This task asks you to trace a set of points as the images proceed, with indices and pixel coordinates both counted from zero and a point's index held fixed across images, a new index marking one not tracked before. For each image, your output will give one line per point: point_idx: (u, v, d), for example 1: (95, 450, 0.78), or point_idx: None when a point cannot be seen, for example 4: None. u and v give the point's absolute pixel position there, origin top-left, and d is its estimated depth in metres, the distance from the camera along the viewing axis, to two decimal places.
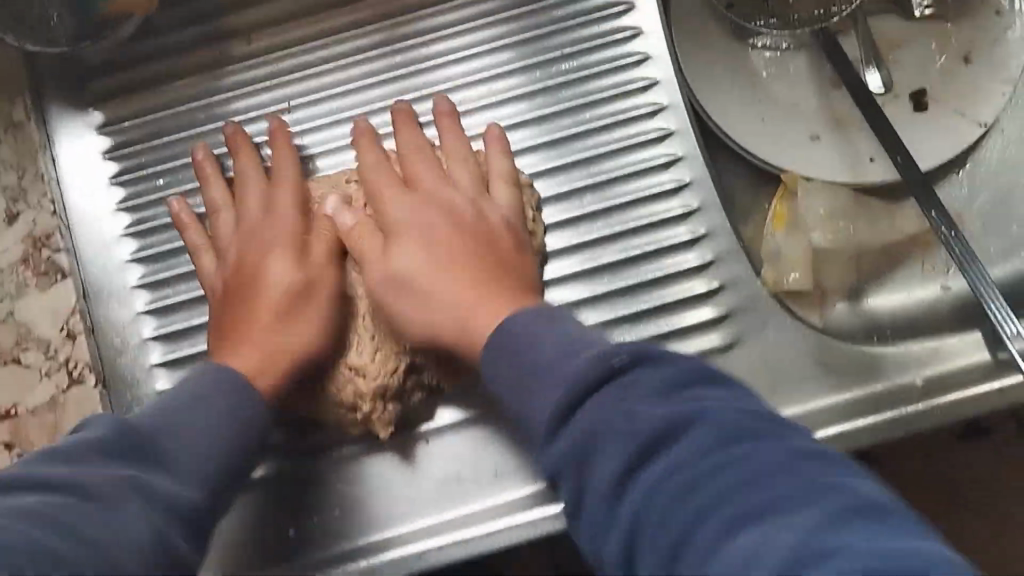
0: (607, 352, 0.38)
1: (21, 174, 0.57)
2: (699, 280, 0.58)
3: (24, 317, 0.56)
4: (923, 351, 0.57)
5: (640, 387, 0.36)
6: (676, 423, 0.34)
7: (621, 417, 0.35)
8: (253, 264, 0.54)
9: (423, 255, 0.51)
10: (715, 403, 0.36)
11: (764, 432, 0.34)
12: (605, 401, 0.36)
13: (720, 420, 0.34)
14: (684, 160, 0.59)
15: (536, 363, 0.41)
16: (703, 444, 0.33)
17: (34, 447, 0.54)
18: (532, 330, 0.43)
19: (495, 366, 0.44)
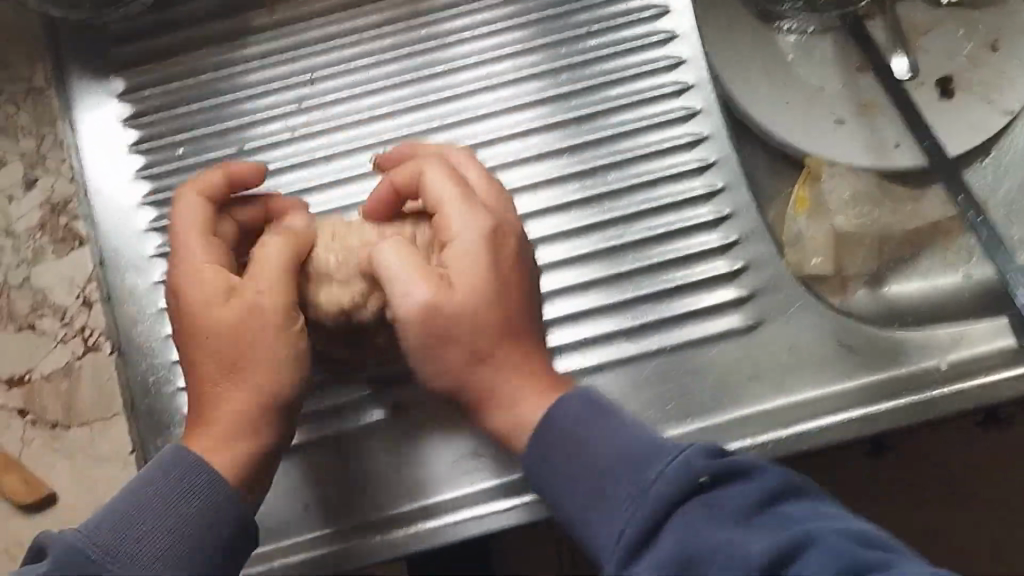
0: (691, 464, 0.40)
1: (39, 141, 0.57)
2: (723, 260, 0.57)
3: (40, 283, 0.56)
4: (948, 336, 0.55)
5: (724, 510, 0.39)
6: (796, 540, 0.37)
7: (724, 545, 0.38)
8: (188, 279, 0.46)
9: (464, 297, 0.46)
10: (804, 524, 0.38)
11: (875, 557, 0.37)
12: (691, 516, 0.39)
13: (838, 548, 0.37)
14: (709, 140, 0.59)
15: (599, 469, 0.43)
16: (829, 565, 0.36)
17: (48, 413, 0.54)
18: (584, 433, 0.45)
19: (543, 468, 0.46)
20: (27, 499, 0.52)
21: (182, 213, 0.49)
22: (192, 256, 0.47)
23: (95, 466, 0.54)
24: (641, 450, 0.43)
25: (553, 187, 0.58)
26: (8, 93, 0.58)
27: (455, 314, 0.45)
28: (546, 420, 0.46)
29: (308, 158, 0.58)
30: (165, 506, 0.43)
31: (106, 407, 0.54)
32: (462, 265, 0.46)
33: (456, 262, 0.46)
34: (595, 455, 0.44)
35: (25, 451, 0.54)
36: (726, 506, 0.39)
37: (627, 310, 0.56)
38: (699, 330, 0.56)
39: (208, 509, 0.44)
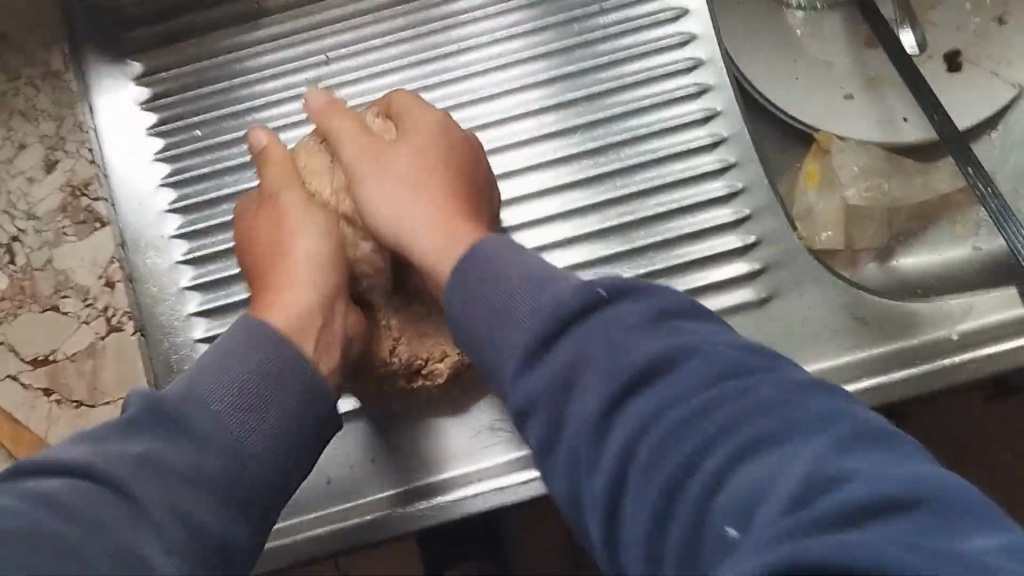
0: (590, 283, 0.38)
1: (59, 123, 0.58)
2: (736, 234, 0.58)
3: (63, 265, 0.56)
4: (958, 306, 0.56)
5: (643, 328, 0.37)
6: (671, 350, 0.35)
7: (614, 351, 0.36)
8: (263, 239, 0.52)
9: (409, 179, 0.50)
10: (692, 335, 0.36)
11: (755, 363, 0.35)
12: (588, 335, 0.37)
13: (715, 357, 0.35)
14: (722, 115, 0.60)
15: (514, 296, 0.40)
16: (700, 375, 0.34)
17: (74, 393, 0.55)
18: (496, 266, 0.42)
19: (462, 305, 0.43)
20: None
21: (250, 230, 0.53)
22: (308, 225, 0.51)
23: None
24: (548, 281, 0.40)
25: (566, 164, 0.59)
26: (27, 77, 0.58)
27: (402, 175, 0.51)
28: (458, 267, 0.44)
29: None
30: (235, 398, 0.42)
31: (130, 385, 0.55)
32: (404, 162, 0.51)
33: (373, 184, 0.50)
34: (511, 282, 0.41)
35: (53, 430, 0.54)
36: (682, 330, 0.37)
37: (642, 284, 0.57)
38: (712, 304, 0.57)
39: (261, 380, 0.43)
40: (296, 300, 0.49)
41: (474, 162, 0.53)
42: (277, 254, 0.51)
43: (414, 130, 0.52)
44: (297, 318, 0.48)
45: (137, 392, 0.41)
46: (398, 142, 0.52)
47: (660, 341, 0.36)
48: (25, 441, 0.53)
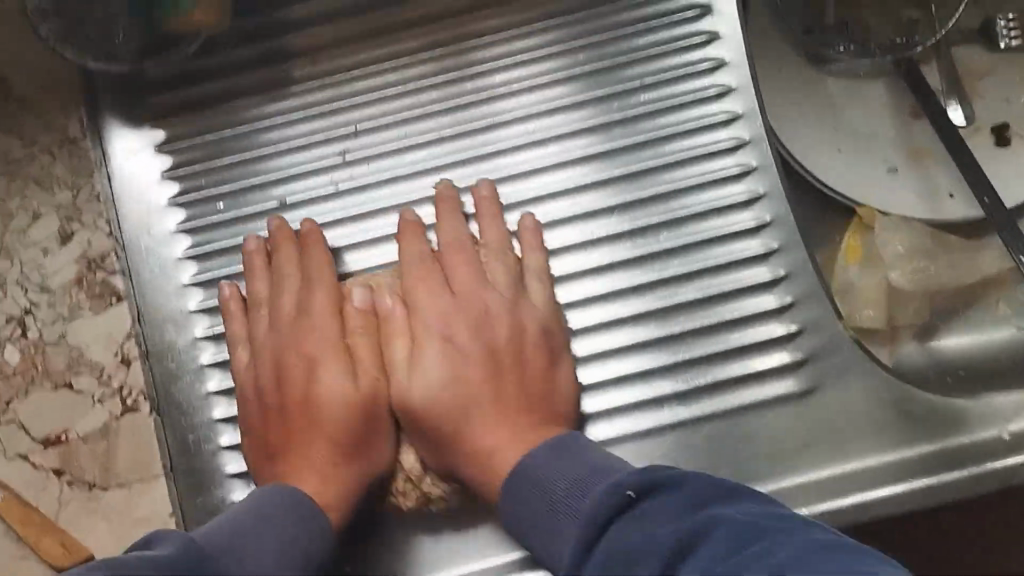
0: (622, 482, 0.40)
1: (76, 192, 0.56)
2: (778, 323, 0.55)
3: (77, 340, 0.54)
4: (1009, 404, 0.53)
5: (750, 507, 0.36)
6: (695, 529, 0.35)
7: (642, 543, 0.36)
8: (298, 377, 0.52)
9: (455, 370, 0.52)
10: (719, 513, 0.36)
11: (780, 527, 0.34)
12: (624, 526, 0.38)
13: (759, 525, 0.34)
14: (766, 198, 0.57)
15: (554, 499, 0.46)
16: (720, 546, 0.33)
17: (86, 475, 0.53)
18: (546, 470, 0.47)
19: (519, 499, 0.48)
20: (63, 564, 0.50)
21: (263, 289, 0.55)
22: (326, 377, 0.52)
23: (136, 529, 0.52)
24: (593, 472, 0.45)
25: (602, 244, 0.56)
26: (41, 144, 0.56)
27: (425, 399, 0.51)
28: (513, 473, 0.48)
29: (352, 212, 0.57)
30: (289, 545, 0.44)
31: (145, 469, 0.53)
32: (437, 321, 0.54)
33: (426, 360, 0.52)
34: (552, 489, 0.46)
35: (63, 513, 0.52)
36: (717, 513, 0.36)
37: (679, 372, 0.55)
38: (753, 394, 0.54)
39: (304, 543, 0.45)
40: (316, 463, 0.50)
41: (519, 307, 0.54)
42: (296, 351, 0.53)
43: (464, 282, 0.55)
44: (341, 461, 0.50)
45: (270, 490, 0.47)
46: (465, 290, 0.54)
47: (682, 526, 0.36)
48: (35, 524, 0.51)
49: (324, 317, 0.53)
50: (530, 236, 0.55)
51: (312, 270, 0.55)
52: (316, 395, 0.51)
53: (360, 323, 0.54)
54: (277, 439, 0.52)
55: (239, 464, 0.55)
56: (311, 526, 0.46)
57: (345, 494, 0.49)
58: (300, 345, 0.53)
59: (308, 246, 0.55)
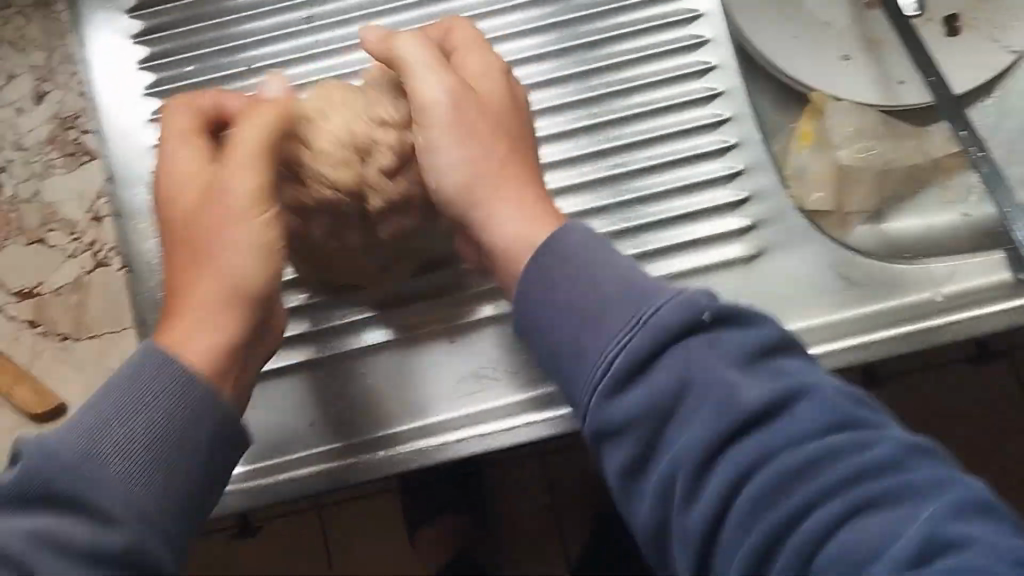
0: (694, 301, 0.39)
1: (49, 54, 0.58)
2: (728, 190, 0.58)
3: (50, 198, 0.56)
4: (943, 269, 0.56)
5: (884, 458, 0.35)
6: (785, 394, 0.37)
7: (718, 386, 0.38)
8: (217, 251, 0.43)
9: (472, 154, 0.47)
10: (885, 448, 0.36)
11: (923, 479, 0.35)
12: (676, 360, 0.38)
13: (830, 405, 0.37)
14: (718, 69, 0.59)
15: (598, 304, 0.41)
16: (942, 509, 0.34)
17: (58, 327, 0.55)
18: (585, 254, 0.43)
19: (557, 271, 0.43)
20: (37, 409, 0.52)
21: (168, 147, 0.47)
22: (223, 174, 0.45)
23: (107, 379, 0.54)
24: (634, 288, 0.41)
25: (558, 112, 0.58)
26: (18, 6, 0.58)
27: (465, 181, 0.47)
28: (529, 265, 0.44)
29: (314, 78, 0.58)
30: (146, 406, 0.41)
31: (115, 320, 0.55)
32: (488, 125, 0.48)
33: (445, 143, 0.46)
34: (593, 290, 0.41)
35: (35, 363, 0.54)
36: (846, 449, 0.35)
37: (631, 237, 0.57)
38: (700, 258, 0.57)
39: (180, 429, 0.42)
40: (194, 308, 0.43)
41: (505, 116, 0.49)
42: (200, 243, 0.44)
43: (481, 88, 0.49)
44: (233, 301, 0.43)
45: (27, 445, 0.40)
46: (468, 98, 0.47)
47: (760, 444, 0.36)
48: (8, 374, 0.53)
49: (187, 146, 0.47)
50: (473, 52, 0.50)
51: (193, 142, 0.47)
52: (203, 254, 0.44)
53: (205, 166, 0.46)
54: (172, 304, 0.44)
55: None
56: (194, 404, 0.42)
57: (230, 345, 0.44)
58: (190, 203, 0.45)
59: (173, 132, 0.47)
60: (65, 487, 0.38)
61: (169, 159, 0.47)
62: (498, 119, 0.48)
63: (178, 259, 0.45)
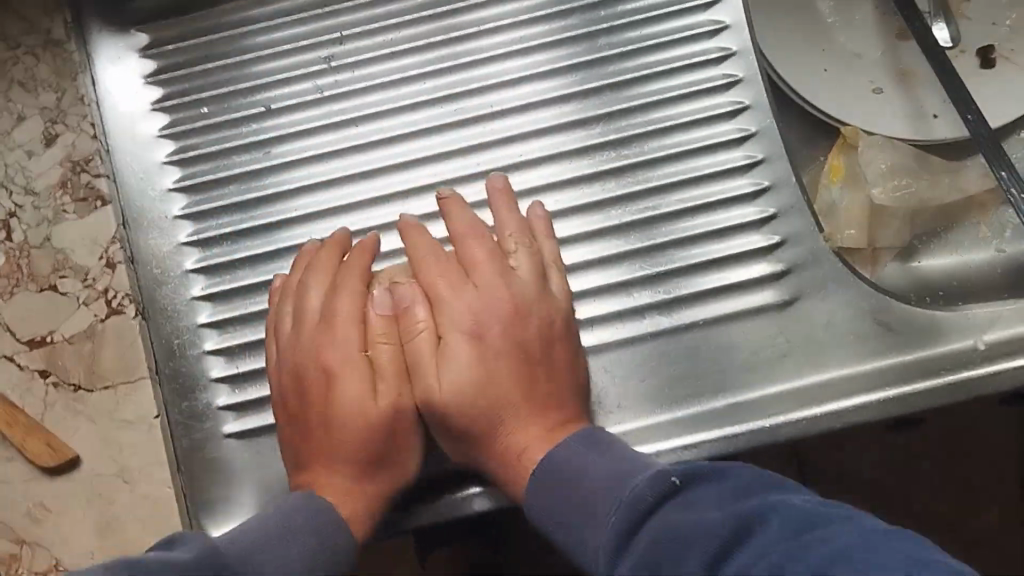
0: (663, 472, 0.39)
1: (60, 95, 0.56)
2: (759, 234, 0.56)
3: (62, 244, 0.54)
4: (984, 315, 0.54)
5: (869, 532, 0.31)
6: (751, 515, 0.35)
7: (691, 525, 0.36)
8: (338, 396, 0.50)
9: (486, 366, 0.50)
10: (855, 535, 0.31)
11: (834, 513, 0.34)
12: (668, 516, 0.37)
13: (787, 515, 0.34)
14: (751, 109, 0.57)
15: (591, 498, 0.43)
16: (782, 533, 0.33)
17: (71, 376, 0.53)
18: (581, 461, 0.46)
19: (552, 496, 0.46)
20: (49, 463, 0.51)
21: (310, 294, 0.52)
22: (353, 342, 0.51)
23: (120, 431, 0.53)
24: (625, 470, 0.43)
25: (585, 154, 0.56)
26: (25, 46, 0.56)
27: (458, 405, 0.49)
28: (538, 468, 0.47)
29: (332, 119, 0.57)
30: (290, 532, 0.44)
31: (130, 370, 0.53)
32: (477, 356, 0.50)
33: (449, 360, 0.50)
34: (580, 482, 0.45)
35: (48, 414, 0.53)
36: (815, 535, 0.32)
37: (661, 282, 0.55)
38: (732, 304, 0.55)
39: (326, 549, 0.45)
40: (339, 486, 0.48)
41: (527, 322, 0.51)
42: (312, 377, 0.50)
43: (457, 313, 0.51)
44: (354, 470, 0.49)
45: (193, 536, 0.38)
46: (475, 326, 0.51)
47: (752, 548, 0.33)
48: (20, 426, 0.52)
49: (348, 325, 0.51)
50: (499, 198, 0.54)
51: (348, 281, 0.52)
52: (340, 399, 0.50)
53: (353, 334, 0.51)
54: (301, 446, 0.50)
55: (225, 367, 0.55)
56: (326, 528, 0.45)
57: (343, 481, 0.48)
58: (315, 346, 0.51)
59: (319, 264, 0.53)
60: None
61: (332, 285, 0.52)
62: (469, 363, 0.49)
63: (339, 395, 0.50)
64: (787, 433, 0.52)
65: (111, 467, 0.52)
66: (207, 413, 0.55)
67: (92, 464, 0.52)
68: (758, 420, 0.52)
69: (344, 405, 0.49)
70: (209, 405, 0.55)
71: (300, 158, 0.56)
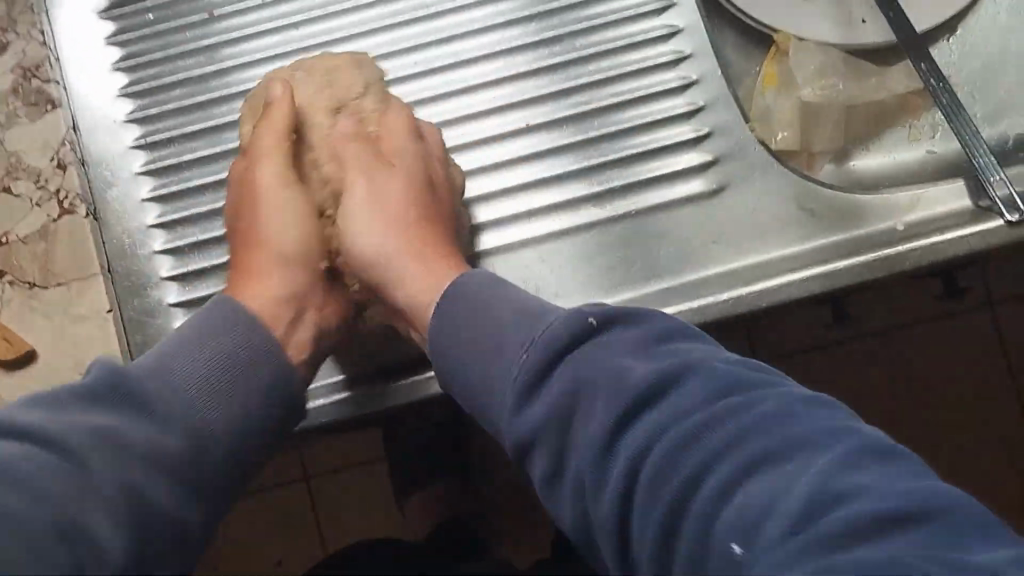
0: (579, 312, 0.40)
1: (10, 5, 0.59)
2: (687, 125, 0.58)
3: (14, 147, 0.57)
4: (905, 199, 0.57)
5: (695, 396, 0.36)
6: (674, 371, 0.37)
7: (607, 371, 0.38)
8: (251, 207, 0.53)
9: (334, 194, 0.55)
10: (757, 415, 0.34)
11: (756, 377, 0.37)
12: (578, 363, 0.39)
13: (712, 374, 0.36)
14: (678, 7, 0.60)
15: (473, 311, 0.46)
16: (670, 412, 0.36)
17: (27, 274, 0.56)
18: (489, 292, 0.46)
19: (445, 329, 0.47)
20: (9, 355, 0.54)
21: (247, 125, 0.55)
22: (270, 177, 0.53)
23: (75, 325, 0.55)
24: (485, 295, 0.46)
25: (519, 53, 0.59)
26: None
27: (297, 217, 0.54)
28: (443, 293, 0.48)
29: (276, 22, 0.59)
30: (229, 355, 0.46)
31: (83, 267, 0.56)
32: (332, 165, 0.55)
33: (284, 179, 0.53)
34: (459, 297, 0.47)
35: (5, 311, 0.55)
36: (729, 378, 0.36)
37: (594, 175, 0.57)
38: (663, 195, 0.57)
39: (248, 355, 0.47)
40: (262, 284, 0.52)
41: (345, 153, 0.55)
42: (253, 199, 0.53)
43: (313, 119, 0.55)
44: (285, 279, 0.52)
45: (100, 363, 0.42)
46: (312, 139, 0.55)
47: (565, 372, 0.39)
48: None
49: (265, 159, 0.53)
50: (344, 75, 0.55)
51: (268, 130, 0.53)
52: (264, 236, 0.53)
53: (246, 181, 0.54)
54: (235, 258, 0.54)
55: (174, 266, 0.56)
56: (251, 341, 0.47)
57: (275, 289, 0.52)
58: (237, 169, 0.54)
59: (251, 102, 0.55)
60: (132, 390, 0.41)
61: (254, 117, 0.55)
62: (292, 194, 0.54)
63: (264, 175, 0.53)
64: (713, 313, 0.53)
65: (67, 360, 0.55)
66: (159, 309, 0.55)
67: (49, 354, 0.55)
68: (689, 301, 0.54)
69: (271, 225, 0.53)
70: (160, 302, 0.55)
71: (244, 62, 0.58)
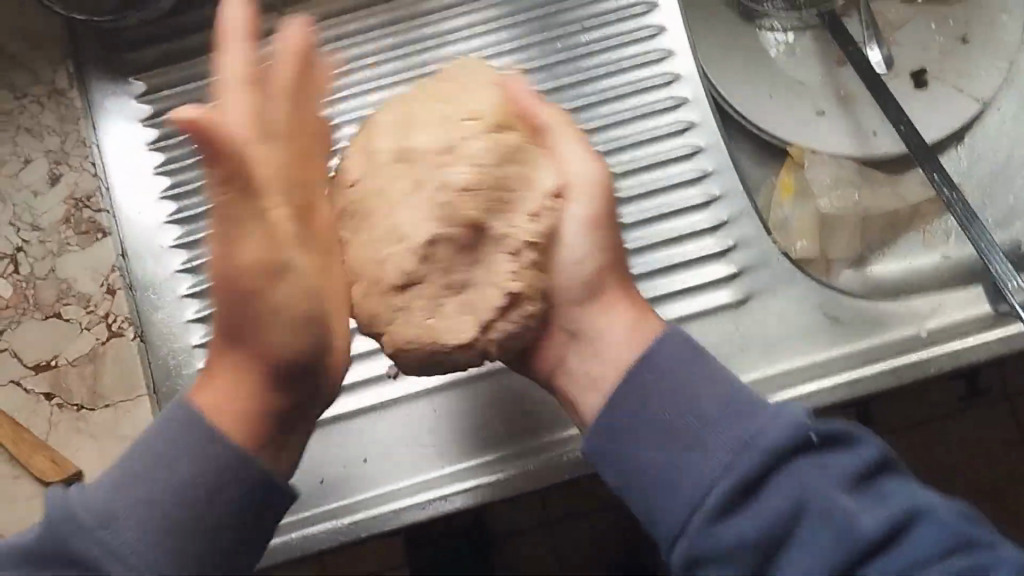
0: (804, 426, 0.42)
1: (63, 139, 0.61)
2: (712, 239, 0.61)
3: (64, 274, 0.59)
4: (926, 305, 0.59)
5: (930, 534, 0.40)
6: (906, 512, 0.40)
7: (820, 496, 0.40)
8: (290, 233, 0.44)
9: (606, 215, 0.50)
10: (906, 495, 0.41)
11: (980, 535, 0.40)
12: (781, 482, 0.41)
13: (946, 524, 0.40)
14: (698, 128, 0.63)
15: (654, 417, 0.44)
16: (933, 544, 0.39)
17: (74, 396, 0.57)
18: (675, 382, 0.45)
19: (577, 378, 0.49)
20: (55, 477, 0.54)
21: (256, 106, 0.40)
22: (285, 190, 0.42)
23: (120, 445, 0.56)
24: (683, 374, 0.45)
25: None
26: (32, 96, 0.61)
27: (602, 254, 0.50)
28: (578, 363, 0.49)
29: None
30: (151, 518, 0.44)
31: (130, 389, 0.57)
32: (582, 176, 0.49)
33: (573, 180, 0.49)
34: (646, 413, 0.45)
35: (53, 434, 0.56)
36: (909, 509, 0.41)
37: None
38: (690, 305, 0.59)
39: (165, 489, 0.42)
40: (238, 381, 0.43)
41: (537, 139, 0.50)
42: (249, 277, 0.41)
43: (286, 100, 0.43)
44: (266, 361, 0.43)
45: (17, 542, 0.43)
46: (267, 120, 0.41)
47: (781, 487, 0.41)
48: (25, 443, 0.55)
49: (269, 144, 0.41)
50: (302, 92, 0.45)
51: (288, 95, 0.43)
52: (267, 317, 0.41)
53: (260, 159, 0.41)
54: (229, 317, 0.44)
55: None
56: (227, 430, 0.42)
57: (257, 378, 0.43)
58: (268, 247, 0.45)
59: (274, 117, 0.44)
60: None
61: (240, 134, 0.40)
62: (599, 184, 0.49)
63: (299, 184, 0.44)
64: None
65: None
66: None
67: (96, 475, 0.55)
68: None
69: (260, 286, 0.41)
70: None
71: None
